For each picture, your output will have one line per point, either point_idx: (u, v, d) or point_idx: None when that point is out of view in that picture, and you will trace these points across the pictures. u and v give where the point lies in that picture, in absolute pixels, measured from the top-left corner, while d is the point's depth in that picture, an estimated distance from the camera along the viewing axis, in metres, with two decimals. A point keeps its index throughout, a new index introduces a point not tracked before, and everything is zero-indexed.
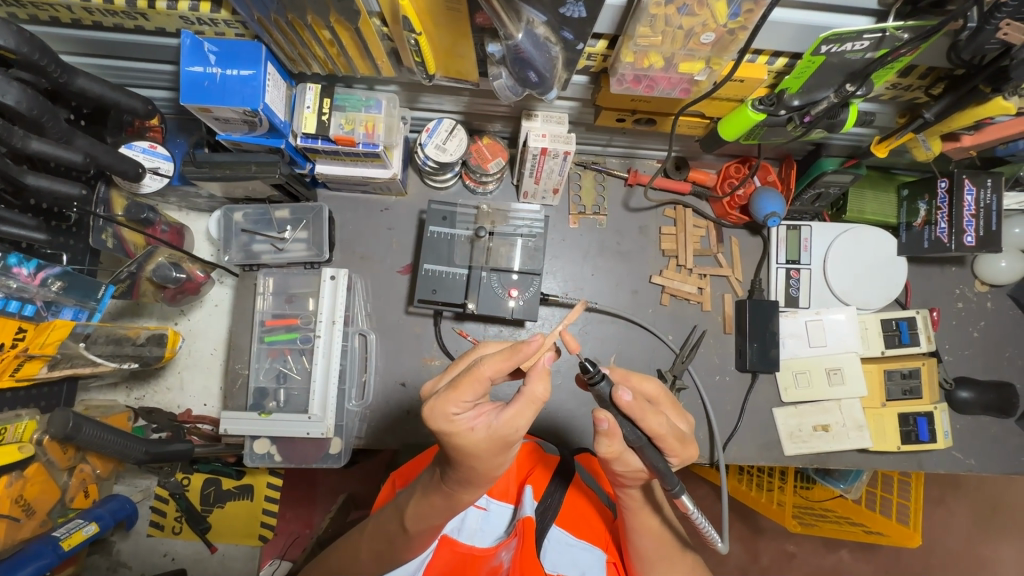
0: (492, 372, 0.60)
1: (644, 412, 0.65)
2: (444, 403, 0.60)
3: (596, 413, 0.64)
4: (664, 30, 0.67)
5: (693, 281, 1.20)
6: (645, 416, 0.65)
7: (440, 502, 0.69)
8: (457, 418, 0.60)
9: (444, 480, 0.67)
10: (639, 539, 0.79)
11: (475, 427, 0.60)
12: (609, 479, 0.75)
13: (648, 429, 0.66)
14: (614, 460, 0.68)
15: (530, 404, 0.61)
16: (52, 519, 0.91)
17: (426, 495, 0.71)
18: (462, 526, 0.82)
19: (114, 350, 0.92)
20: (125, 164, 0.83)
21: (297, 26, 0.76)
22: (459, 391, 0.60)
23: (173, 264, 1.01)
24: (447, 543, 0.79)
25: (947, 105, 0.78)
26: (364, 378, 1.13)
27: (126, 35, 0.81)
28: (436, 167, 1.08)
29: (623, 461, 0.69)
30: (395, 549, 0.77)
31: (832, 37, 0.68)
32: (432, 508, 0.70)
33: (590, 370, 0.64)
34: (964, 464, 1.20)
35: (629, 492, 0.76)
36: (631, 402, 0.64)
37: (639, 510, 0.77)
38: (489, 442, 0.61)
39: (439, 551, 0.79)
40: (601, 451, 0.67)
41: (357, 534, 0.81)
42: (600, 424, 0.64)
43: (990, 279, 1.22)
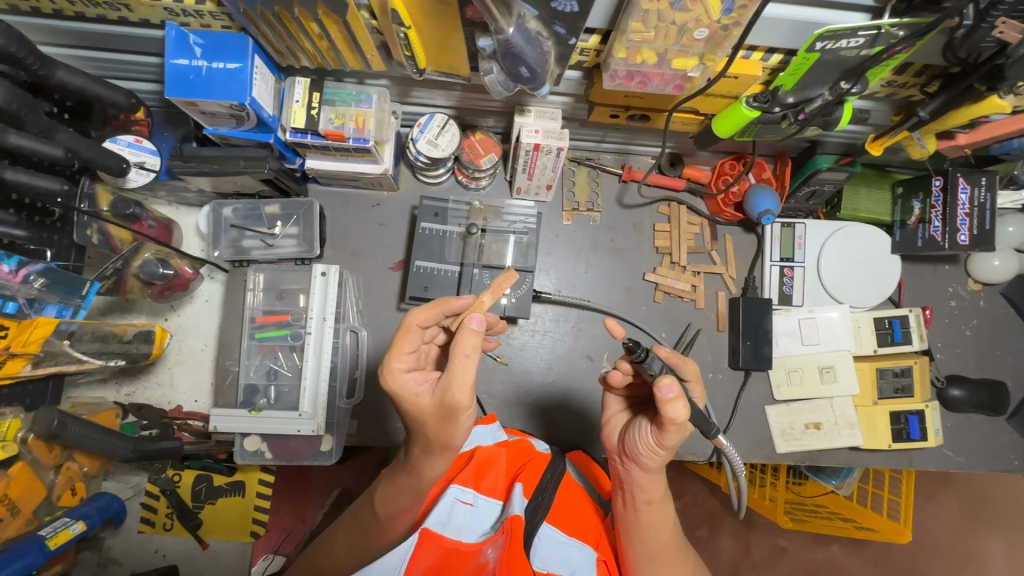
0: (423, 323, 0.71)
1: (681, 359, 0.76)
2: (390, 361, 0.69)
3: (663, 379, 0.66)
4: (657, 26, 0.65)
5: (686, 279, 1.19)
6: (683, 363, 0.77)
7: (408, 488, 0.77)
8: (402, 376, 0.69)
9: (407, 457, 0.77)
10: (653, 534, 0.78)
11: (419, 391, 0.68)
12: (644, 464, 0.76)
13: (685, 373, 0.77)
14: (675, 428, 0.70)
15: (462, 359, 0.65)
16: (38, 518, 0.90)
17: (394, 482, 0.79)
18: (449, 520, 0.78)
19: (99, 347, 0.91)
20: (108, 158, 0.79)
21: (284, 19, 0.75)
22: (401, 351, 0.70)
23: (161, 261, 1.00)
24: (433, 538, 0.75)
25: (942, 104, 0.77)
26: (356, 375, 1.12)
27: (109, 26, 0.79)
28: (428, 163, 1.06)
29: (671, 434, 0.71)
30: (369, 539, 0.82)
31: (828, 34, 0.67)
32: (402, 491, 0.78)
33: (635, 349, 0.67)
34: (955, 462, 1.20)
35: (656, 478, 0.77)
36: (667, 353, 0.76)
37: (659, 502, 0.78)
38: (435, 408, 0.67)
39: (424, 547, 0.74)
40: (668, 421, 0.69)
41: (333, 534, 0.86)
42: (667, 392, 0.67)
43: (983, 277, 1.22)
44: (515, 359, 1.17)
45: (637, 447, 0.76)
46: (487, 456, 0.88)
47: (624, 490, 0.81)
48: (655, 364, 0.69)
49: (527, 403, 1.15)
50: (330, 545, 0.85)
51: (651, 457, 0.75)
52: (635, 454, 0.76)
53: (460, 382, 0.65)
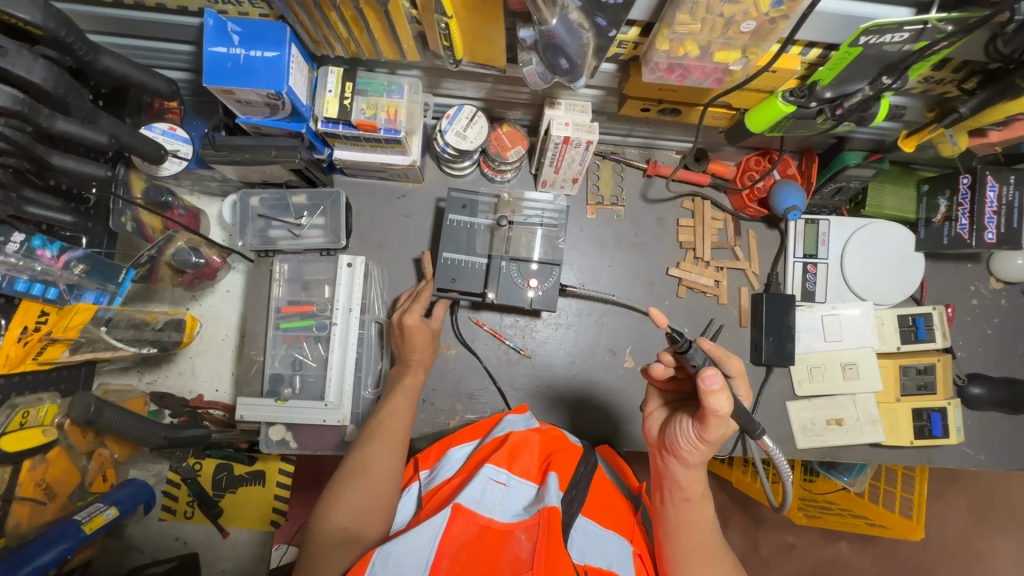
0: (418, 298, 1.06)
1: (727, 354, 0.75)
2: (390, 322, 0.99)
3: (708, 371, 0.66)
4: (704, 17, 0.65)
5: (710, 274, 1.20)
6: (729, 358, 0.75)
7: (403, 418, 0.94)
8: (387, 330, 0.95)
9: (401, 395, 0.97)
10: (692, 533, 0.79)
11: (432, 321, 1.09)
12: (685, 460, 0.76)
13: (731, 369, 0.76)
14: (717, 422, 0.69)
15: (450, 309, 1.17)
16: (72, 503, 0.91)
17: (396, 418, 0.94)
18: (482, 498, 0.77)
19: (134, 335, 0.90)
20: (148, 146, 0.81)
21: (323, 7, 0.75)
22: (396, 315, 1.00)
23: (192, 248, 1.01)
24: (467, 513, 0.72)
25: (982, 101, 0.78)
26: (380, 366, 1.13)
27: (148, 13, 0.79)
28: (455, 154, 1.06)
29: (715, 428, 0.71)
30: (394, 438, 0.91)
31: (873, 29, 0.67)
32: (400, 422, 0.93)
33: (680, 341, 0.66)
34: (973, 459, 1.21)
35: (695, 475, 0.78)
36: (711, 347, 0.75)
37: (698, 501, 0.79)
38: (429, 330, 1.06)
39: (456, 520, 0.71)
40: (713, 414, 0.68)
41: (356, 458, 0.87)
42: (711, 384, 0.66)
43: (1005, 276, 1.22)
44: (538, 352, 1.17)
45: (677, 442, 0.76)
46: (520, 442, 0.88)
47: (664, 485, 0.82)
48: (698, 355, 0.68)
49: (549, 396, 1.16)
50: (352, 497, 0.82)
51: (692, 452, 0.75)
52: (676, 449, 0.77)
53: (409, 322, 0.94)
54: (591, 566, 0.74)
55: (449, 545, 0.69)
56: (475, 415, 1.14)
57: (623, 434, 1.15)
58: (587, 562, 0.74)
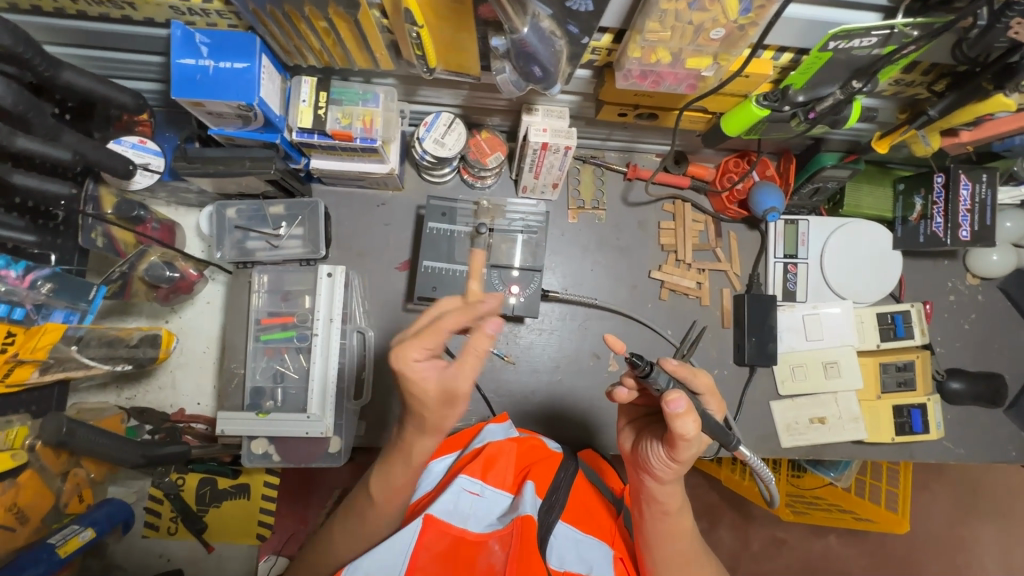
0: (452, 324, 0.65)
1: (694, 372, 0.72)
2: (407, 348, 0.64)
3: (672, 395, 0.65)
4: (674, 25, 0.65)
5: (691, 276, 1.20)
6: (696, 376, 0.72)
7: (399, 463, 0.76)
8: (410, 364, 0.64)
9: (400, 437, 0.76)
10: (671, 543, 0.80)
11: (427, 375, 0.65)
12: (658, 476, 0.75)
13: (699, 386, 0.73)
14: (687, 442, 0.69)
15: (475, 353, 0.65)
16: (46, 526, 0.89)
17: (388, 463, 0.77)
18: (456, 508, 0.79)
19: (107, 352, 0.90)
20: (115, 160, 0.79)
21: (293, 18, 0.74)
22: (421, 341, 0.64)
23: (167, 263, 0.99)
24: (439, 524, 0.75)
25: (950, 103, 0.78)
26: (364, 375, 1.12)
27: (114, 25, 0.78)
28: (434, 162, 1.06)
29: (686, 445, 0.70)
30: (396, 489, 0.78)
31: (841, 34, 0.67)
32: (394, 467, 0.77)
33: (639, 365, 0.64)
34: (954, 453, 1.23)
35: (671, 490, 0.77)
36: (676, 366, 0.71)
37: (675, 513, 0.78)
38: (436, 391, 0.65)
39: (429, 532, 0.74)
40: (681, 435, 0.67)
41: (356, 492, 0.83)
42: (676, 407, 0.65)
43: (981, 272, 1.24)
44: (522, 358, 1.16)
45: (649, 460, 0.76)
46: (494, 451, 0.87)
47: (641, 499, 0.81)
48: (661, 378, 0.66)
49: (534, 402, 1.15)
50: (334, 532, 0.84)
51: (664, 469, 0.74)
52: (648, 466, 0.76)
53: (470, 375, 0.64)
54: (568, 572, 0.75)
55: (422, 556, 0.73)
56: (460, 424, 1.13)
57: (609, 438, 1.15)
58: (565, 568, 0.75)
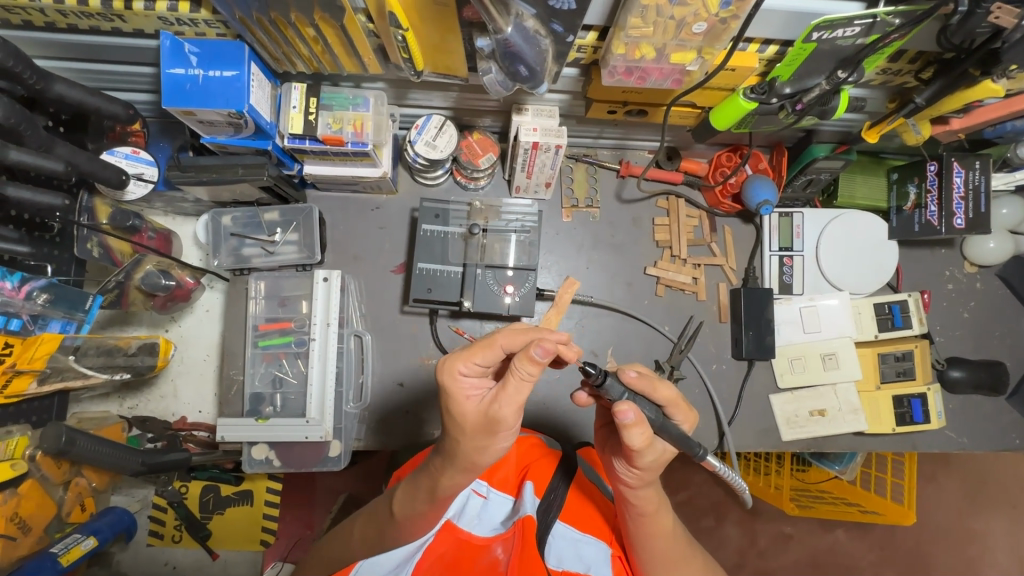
0: (505, 341, 0.66)
1: (653, 384, 0.70)
2: (454, 361, 0.66)
3: (619, 407, 0.65)
4: (656, 21, 0.66)
5: (687, 271, 1.20)
6: (655, 389, 0.70)
7: (424, 489, 0.74)
8: (459, 376, 0.67)
9: (429, 461, 0.75)
10: (654, 542, 0.79)
11: (470, 395, 0.67)
12: (627, 481, 0.74)
13: (660, 399, 0.71)
14: (640, 452, 0.68)
15: (523, 384, 0.64)
16: (48, 535, 0.90)
17: (413, 488, 0.76)
18: (463, 512, 0.81)
19: (105, 361, 0.90)
20: (107, 171, 0.81)
21: (280, 25, 0.75)
22: (471, 357, 0.66)
23: (162, 272, 0.99)
24: (453, 529, 0.77)
25: (937, 89, 0.78)
26: (361, 380, 1.12)
27: (104, 37, 0.79)
28: (426, 164, 1.06)
29: (647, 452, 0.69)
30: (416, 518, 0.77)
31: (823, 24, 0.68)
32: (420, 492, 0.75)
33: (591, 373, 0.66)
34: (956, 443, 1.22)
35: (645, 495, 0.75)
36: (634, 378, 0.70)
37: (653, 514, 0.77)
38: (477, 416, 0.66)
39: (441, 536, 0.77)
40: (632, 445, 0.67)
41: (376, 510, 0.84)
42: (625, 418, 0.65)
43: (978, 259, 1.24)
44: None
45: (616, 465, 0.75)
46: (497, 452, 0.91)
47: (620, 503, 0.80)
48: (615, 388, 0.67)
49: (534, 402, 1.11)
50: (346, 538, 0.86)
51: (629, 475, 0.73)
52: (615, 472, 0.76)
53: (509, 399, 0.64)
54: (567, 572, 0.74)
55: (426, 560, 0.73)
56: None
57: None
58: (564, 568, 0.75)
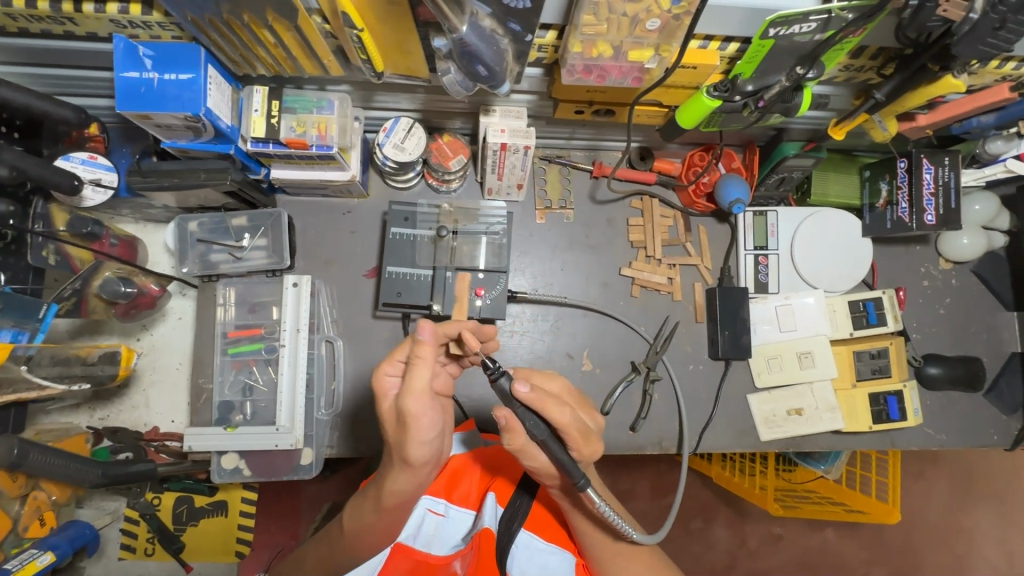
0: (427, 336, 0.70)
1: (544, 403, 0.64)
2: (381, 363, 0.70)
3: (495, 411, 0.63)
4: (609, 18, 0.65)
5: (662, 272, 1.20)
6: (545, 408, 0.64)
7: (372, 500, 0.77)
8: (386, 375, 0.71)
9: (378, 471, 0.78)
10: (589, 537, 0.79)
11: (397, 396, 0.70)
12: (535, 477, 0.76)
13: (553, 421, 0.65)
14: (521, 455, 0.69)
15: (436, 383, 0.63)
16: (3, 551, 0.86)
17: (362, 500, 0.79)
18: (419, 533, 0.78)
19: (60, 371, 0.87)
20: (59, 176, 0.78)
21: (234, 27, 0.74)
22: (394, 357, 0.70)
23: (122, 279, 0.97)
24: (407, 550, 0.76)
25: (897, 85, 0.78)
26: (333, 386, 1.10)
27: (58, 42, 0.78)
28: (396, 167, 1.05)
29: (529, 456, 0.69)
30: (367, 536, 0.79)
31: (779, 20, 0.67)
32: (367, 506, 0.78)
33: (489, 367, 0.65)
34: (936, 440, 1.21)
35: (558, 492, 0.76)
36: (530, 394, 0.63)
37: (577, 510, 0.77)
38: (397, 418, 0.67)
39: (398, 557, 0.76)
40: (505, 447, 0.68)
41: (335, 530, 0.85)
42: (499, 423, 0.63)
43: (954, 256, 1.23)
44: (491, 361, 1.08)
45: None
46: (460, 465, 0.83)
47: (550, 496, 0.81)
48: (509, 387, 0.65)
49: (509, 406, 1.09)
50: (311, 556, 0.88)
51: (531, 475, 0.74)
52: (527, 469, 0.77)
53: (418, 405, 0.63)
54: None
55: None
56: None
57: None
58: None
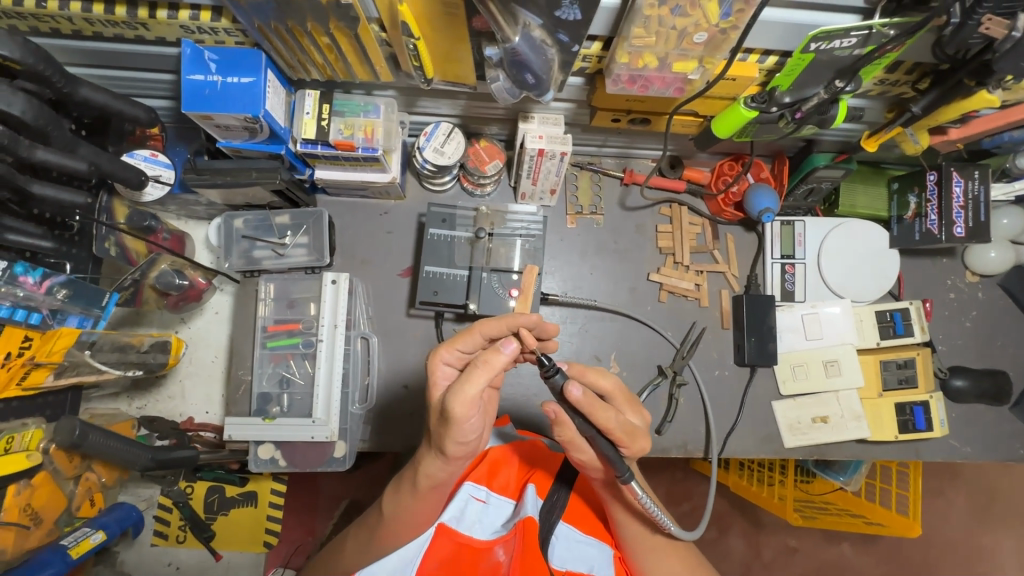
0: (487, 329, 0.75)
1: (593, 407, 0.68)
2: (439, 349, 0.75)
3: (546, 405, 0.70)
4: (658, 31, 0.68)
5: (690, 278, 1.22)
6: (592, 411, 0.68)
7: (408, 483, 0.78)
8: (441, 363, 0.76)
9: (414, 454, 0.79)
10: (630, 529, 0.82)
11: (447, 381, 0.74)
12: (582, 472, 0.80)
13: (599, 424, 0.69)
14: (570, 447, 0.74)
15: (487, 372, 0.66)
16: (58, 528, 0.92)
17: (399, 484, 0.80)
18: (462, 517, 0.79)
19: (118, 357, 0.92)
20: (128, 172, 0.84)
21: (296, 33, 0.78)
22: (453, 346, 0.75)
23: (177, 271, 1.03)
24: (449, 532, 0.77)
25: (933, 99, 0.80)
26: (367, 381, 1.13)
27: (128, 45, 0.82)
28: (434, 170, 1.09)
29: (579, 449, 0.74)
30: (402, 521, 0.79)
31: (822, 35, 0.70)
32: (404, 491, 0.79)
33: (545, 364, 0.68)
34: (961, 452, 1.22)
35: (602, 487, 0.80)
36: (581, 397, 0.67)
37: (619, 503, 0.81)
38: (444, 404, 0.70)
39: (439, 540, 0.77)
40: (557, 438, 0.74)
41: (369, 517, 0.86)
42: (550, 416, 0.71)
43: (981, 269, 1.24)
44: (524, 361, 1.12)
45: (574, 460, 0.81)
46: (499, 456, 0.88)
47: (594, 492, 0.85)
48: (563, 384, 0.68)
49: (538, 405, 1.11)
50: (343, 546, 0.88)
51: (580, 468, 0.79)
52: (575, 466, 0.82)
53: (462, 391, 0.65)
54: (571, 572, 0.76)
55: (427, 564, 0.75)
56: None
57: None
58: (568, 568, 0.76)
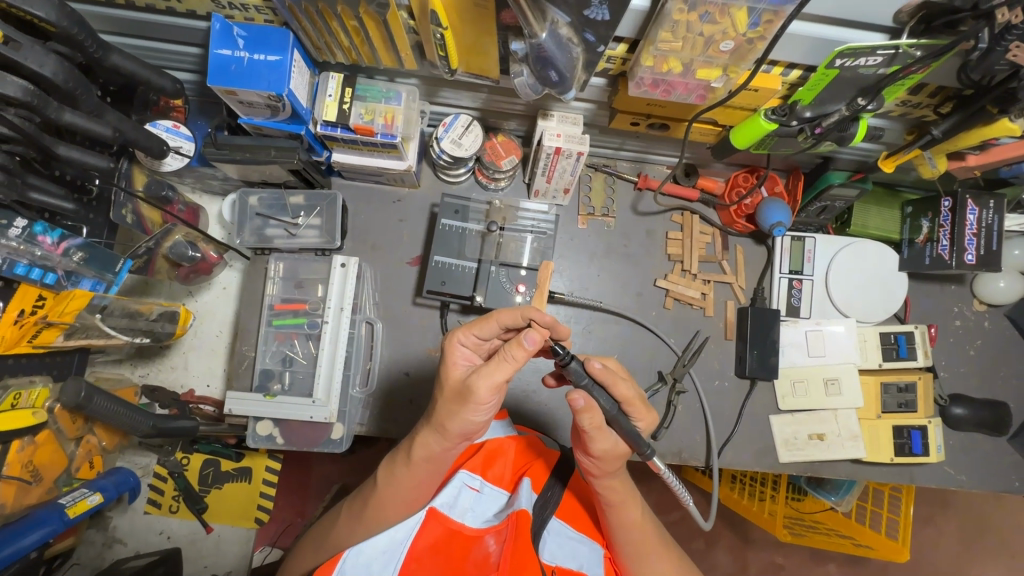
0: (505, 318, 0.76)
1: (614, 379, 0.75)
2: (456, 331, 0.78)
3: (569, 393, 0.70)
4: (685, 36, 0.69)
5: (697, 286, 1.22)
6: (615, 384, 0.75)
7: (403, 457, 0.79)
8: (458, 344, 0.77)
9: (412, 430, 0.80)
10: (628, 534, 0.81)
11: (460, 363, 0.76)
12: (589, 469, 0.78)
13: (619, 395, 0.76)
14: (592, 436, 0.73)
15: (508, 363, 0.69)
16: (57, 487, 0.93)
17: (393, 464, 0.80)
18: (455, 503, 0.79)
19: (128, 323, 0.95)
20: (150, 140, 0.86)
21: (326, 15, 0.78)
22: (469, 329, 0.77)
23: (190, 244, 1.05)
24: (440, 516, 0.77)
25: (954, 124, 0.81)
26: (369, 365, 1.14)
27: (158, 16, 0.83)
28: (450, 161, 1.10)
29: (601, 438, 0.74)
30: (393, 498, 0.80)
31: (847, 52, 0.70)
32: (399, 468, 0.79)
33: (559, 353, 0.69)
34: (955, 480, 1.21)
35: (609, 485, 0.79)
36: (600, 370, 0.74)
37: (620, 505, 0.80)
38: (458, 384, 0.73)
39: (430, 523, 0.77)
40: (582, 427, 0.72)
41: (360, 495, 0.86)
42: (576, 404, 0.70)
43: (988, 298, 1.24)
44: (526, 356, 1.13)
45: (580, 459, 0.79)
46: (495, 447, 0.89)
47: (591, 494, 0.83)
48: (578, 372, 0.71)
49: (536, 401, 1.12)
50: (331, 522, 0.88)
51: (590, 464, 0.78)
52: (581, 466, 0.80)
53: (485, 376, 0.69)
54: (560, 567, 0.76)
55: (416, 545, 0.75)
56: None
57: None
58: (558, 564, 0.76)
